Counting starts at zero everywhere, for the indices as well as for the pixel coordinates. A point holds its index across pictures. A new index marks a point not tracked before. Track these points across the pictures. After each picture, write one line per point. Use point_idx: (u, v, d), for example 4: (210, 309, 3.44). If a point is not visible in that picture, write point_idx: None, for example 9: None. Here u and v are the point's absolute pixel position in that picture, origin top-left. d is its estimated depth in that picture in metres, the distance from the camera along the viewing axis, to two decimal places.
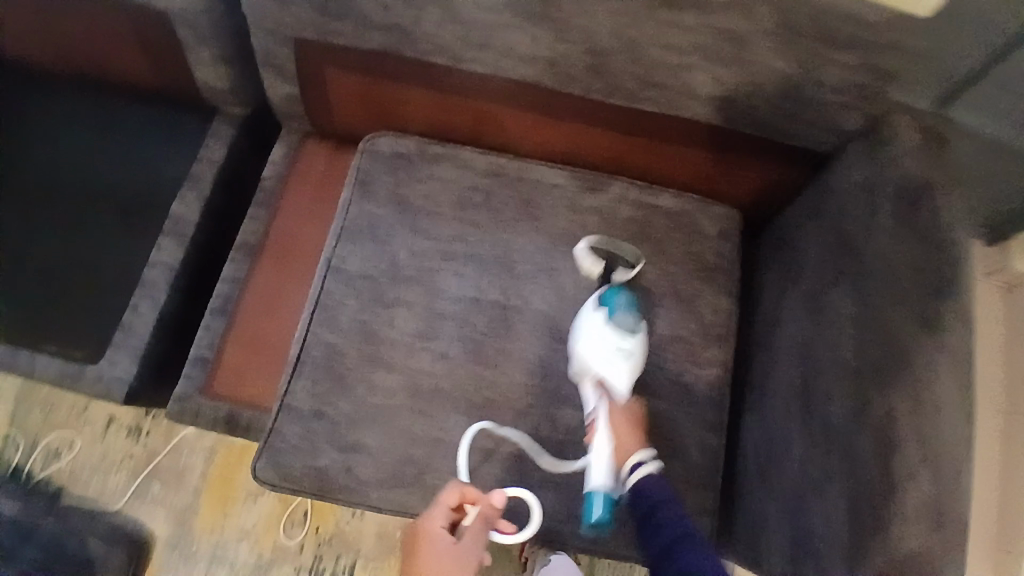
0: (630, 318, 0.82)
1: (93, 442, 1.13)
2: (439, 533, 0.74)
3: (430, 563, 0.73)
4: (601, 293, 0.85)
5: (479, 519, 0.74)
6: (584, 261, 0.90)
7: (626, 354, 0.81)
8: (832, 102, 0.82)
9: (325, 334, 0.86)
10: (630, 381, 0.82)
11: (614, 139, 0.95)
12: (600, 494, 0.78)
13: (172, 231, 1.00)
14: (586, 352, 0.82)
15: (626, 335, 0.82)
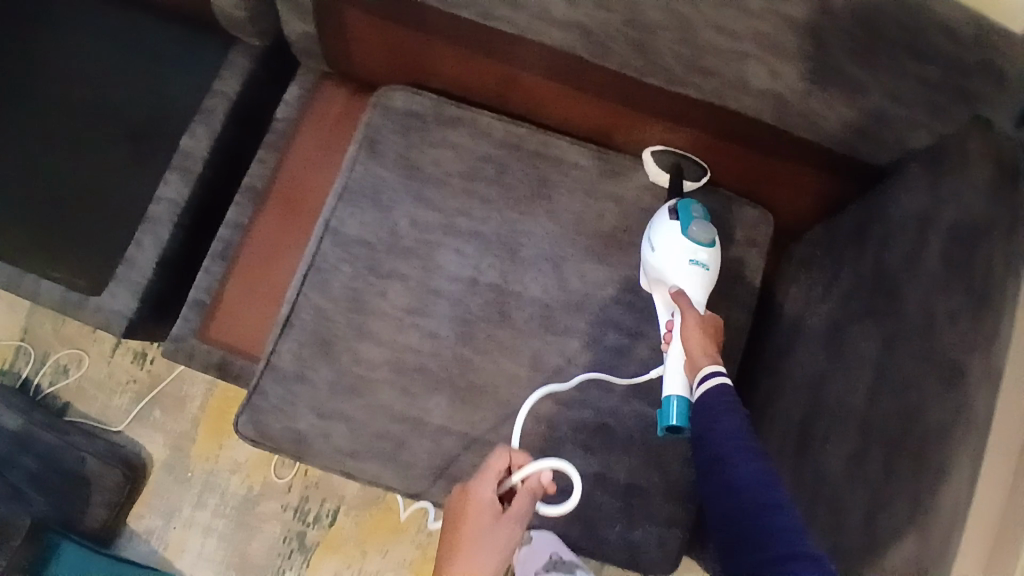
0: (705, 228, 0.81)
1: (101, 361, 1.15)
2: (484, 499, 0.71)
3: (474, 529, 0.69)
4: (677, 203, 0.83)
5: (526, 489, 0.71)
6: (653, 170, 0.86)
7: (700, 265, 0.79)
8: (897, 114, 0.71)
9: (316, 297, 0.84)
10: (704, 293, 0.80)
11: (646, 123, 0.85)
12: (674, 401, 0.78)
13: (179, 166, 0.97)
14: (660, 263, 0.81)
15: (701, 244, 0.80)
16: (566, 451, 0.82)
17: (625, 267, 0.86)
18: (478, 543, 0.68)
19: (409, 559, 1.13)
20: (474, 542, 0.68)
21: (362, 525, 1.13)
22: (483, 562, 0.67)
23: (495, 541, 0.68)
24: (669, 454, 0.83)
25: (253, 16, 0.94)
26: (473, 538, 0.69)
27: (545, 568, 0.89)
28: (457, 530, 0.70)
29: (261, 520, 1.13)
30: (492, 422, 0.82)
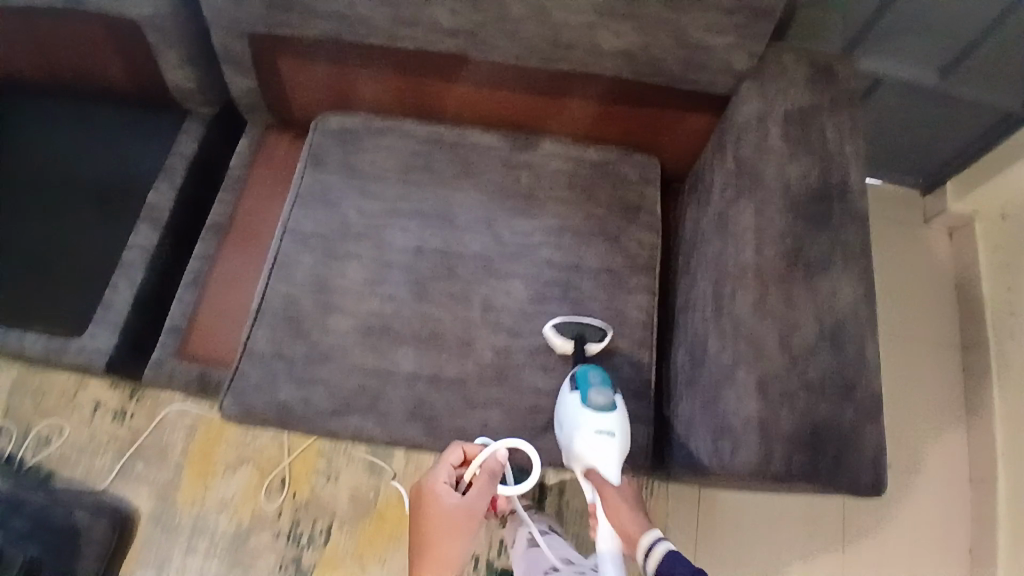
0: (603, 394, 0.84)
1: (81, 425, 1.19)
2: (443, 489, 0.81)
3: (439, 515, 0.80)
4: (576, 372, 0.88)
5: (487, 472, 0.82)
6: (555, 340, 0.91)
7: (608, 433, 0.82)
8: (718, 45, 0.90)
9: (283, 287, 0.95)
10: (619, 463, 0.82)
11: (539, 105, 1.03)
12: None
13: (148, 216, 1.10)
14: (569, 439, 0.84)
15: (605, 411, 0.83)
16: (528, 373, 0.92)
17: (547, 216, 1.00)
18: (446, 528, 0.80)
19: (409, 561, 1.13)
20: (442, 529, 0.80)
21: (358, 537, 1.14)
22: (450, 543, 0.80)
23: (461, 520, 0.81)
24: (616, 360, 0.94)
25: (200, 86, 1.11)
26: (437, 525, 0.80)
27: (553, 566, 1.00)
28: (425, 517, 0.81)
29: (254, 554, 1.12)
30: (456, 361, 0.92)
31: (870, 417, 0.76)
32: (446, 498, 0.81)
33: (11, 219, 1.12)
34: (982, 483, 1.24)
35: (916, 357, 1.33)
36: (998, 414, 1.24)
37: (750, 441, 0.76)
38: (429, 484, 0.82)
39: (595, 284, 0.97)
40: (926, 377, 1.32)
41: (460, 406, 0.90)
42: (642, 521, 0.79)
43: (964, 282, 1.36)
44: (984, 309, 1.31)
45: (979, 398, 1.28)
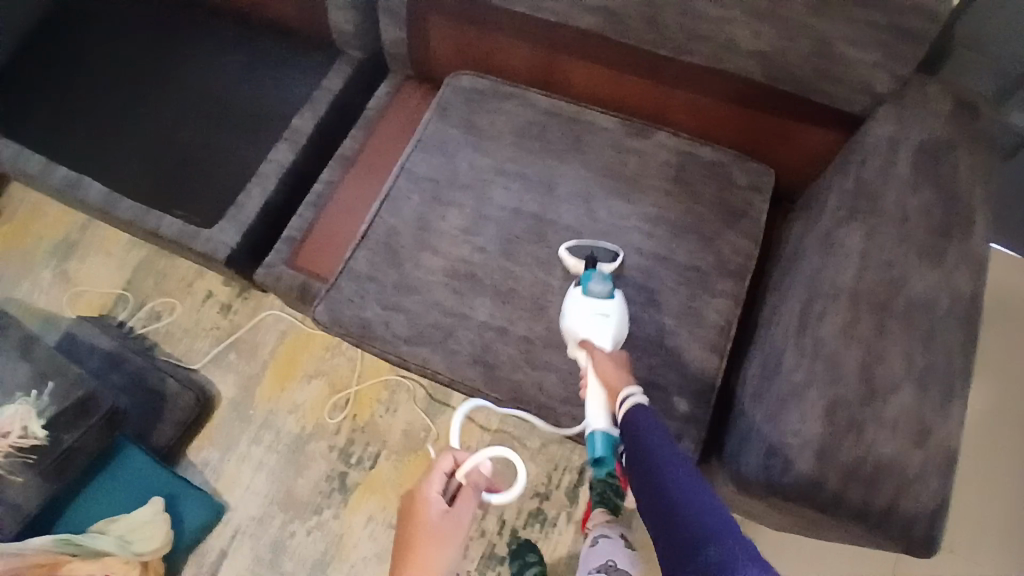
0: (603, 285, 0.89)
1: (191, 310, 1.34)
2: (434, 497, 0.81)
3: (427, 528, 0.79)
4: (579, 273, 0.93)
5: (472, 483, 0.82)
6: (567, 261, 0.96)
7: (604, 315, 0.87)
8: (860, 61, 0.87)
9: (389, 219, 1.02)
10: (613, 339, 0.87)
11: (667, 94, 1.04)
12: (599, 434, 0.80)
13: (289, 138, 1.21)
14: (569, 323, 0.89)
15: (605, 300, 0.88)
16: None
17: (646, 203, 1.01)
18: (428, 541, 0.78)
19: None
20: (426, 539, 0.78)
21: (401, 470, 1.21)
22: (433, 556, 0.77)
23: (448, 533, 0.79)
24: (683, 356, 0.93)
25: (359, 30, 1.21)
26: (419, 540, 0.78)
27: None
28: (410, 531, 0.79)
29: (309, 458, 1.22)
30: (527, 320, 0.95)
31: (942, 471, 0.70)
32: (434, 507, 0.80)
33: (176, 119, 1.28)
34: None
35: (1009, 437, 1.22)
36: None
37: (802, 460, 0.73)
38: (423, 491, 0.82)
39: (679, 279, 0.96)
40: (1016, 459, 1.21)
41: (520, 363, 0.93)
42: (626, 378, 0.81)
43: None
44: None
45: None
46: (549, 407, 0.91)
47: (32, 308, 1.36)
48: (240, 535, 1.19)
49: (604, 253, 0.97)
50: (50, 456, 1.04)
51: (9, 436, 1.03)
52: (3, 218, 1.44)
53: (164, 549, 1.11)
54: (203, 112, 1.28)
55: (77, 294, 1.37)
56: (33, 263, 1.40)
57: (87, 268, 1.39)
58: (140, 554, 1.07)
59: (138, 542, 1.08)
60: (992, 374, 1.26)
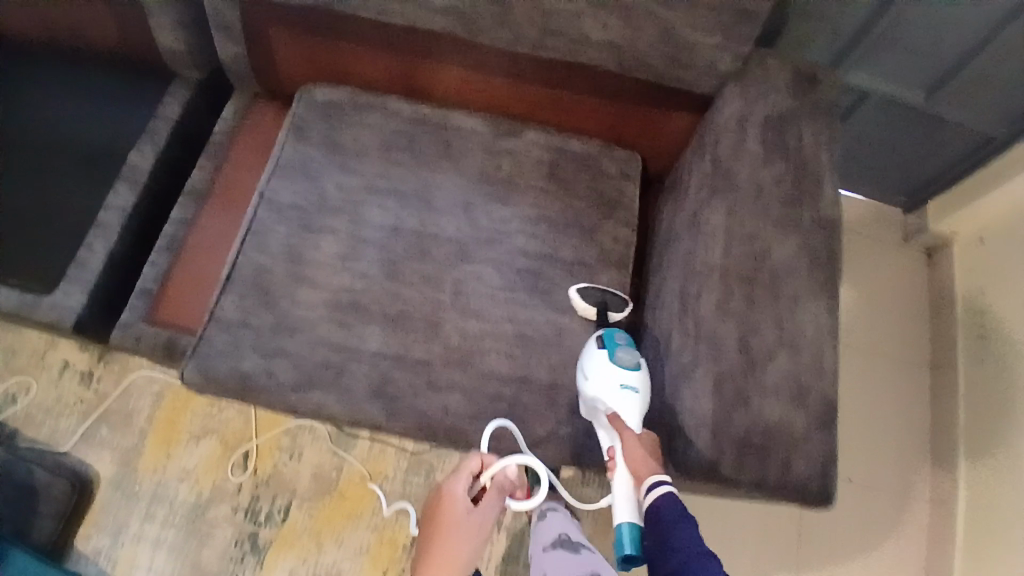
0: (631, 354, 0.83)
1: (48, 386, 1.18)
2: (459, 495, 0.84)
3: (452, 520, 0.83)
4: (601, 331, 0.87)
5: (496, 486, 0.84)
6: (578, 304, 0.93)
7: (632, 390, 0.81)
8: (704, 43, 0.90)
9: (254, 256, 0.94)
10: (642, 415, 0.81)
11: (528, 91, 1.03)
12: (625, 530, 0.77)
13: (127, 177, 1.08)
14: (594, 393, 0.83)
15: (633, 371, 0.82)
16: (493, 358, 0.91)
17: (525, 204, 1.00)
18: (454, 534, 0.82)
19: (366, 544, 1.13)
20: (451, 531, 0.82)
21: (317, 517, 1.14)
22: (456, 548, 0.82)
23: (473, 527, 0.83)
24: (581, 351, 0.93)
25: (190, 50, 1.08)
26: (443, 530, 0.83)
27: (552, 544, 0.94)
28: (440, 523, 0.83)
29: (212, 524, 1.12)
30: (422, 342, 0.91)
31: (823, 426, 0.76)
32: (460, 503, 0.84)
33: None
34: (943, 504, 1.23)
35: (887, 369, 1.32)
36: (963, 437, 1.23)
37: (702, 438, 0.76)
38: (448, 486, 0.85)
39: (567, 275, 0.96)
40: (894, 392, 1.31)
41: (421, 388, 0.89)
42: (655, 464, 0.78)
43: (939, 307, 1.34)
44: (958, 332, 1.28)
45: (947, 419, 1.26)
46: (458, 428, 0.88)
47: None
48: None
49: (615, 297, 0.94)
50: None
51: None
52: None
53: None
54: (24, 163, 1.12)
55: None
56: None
57: None
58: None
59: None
60: (865, 314, 1.35)
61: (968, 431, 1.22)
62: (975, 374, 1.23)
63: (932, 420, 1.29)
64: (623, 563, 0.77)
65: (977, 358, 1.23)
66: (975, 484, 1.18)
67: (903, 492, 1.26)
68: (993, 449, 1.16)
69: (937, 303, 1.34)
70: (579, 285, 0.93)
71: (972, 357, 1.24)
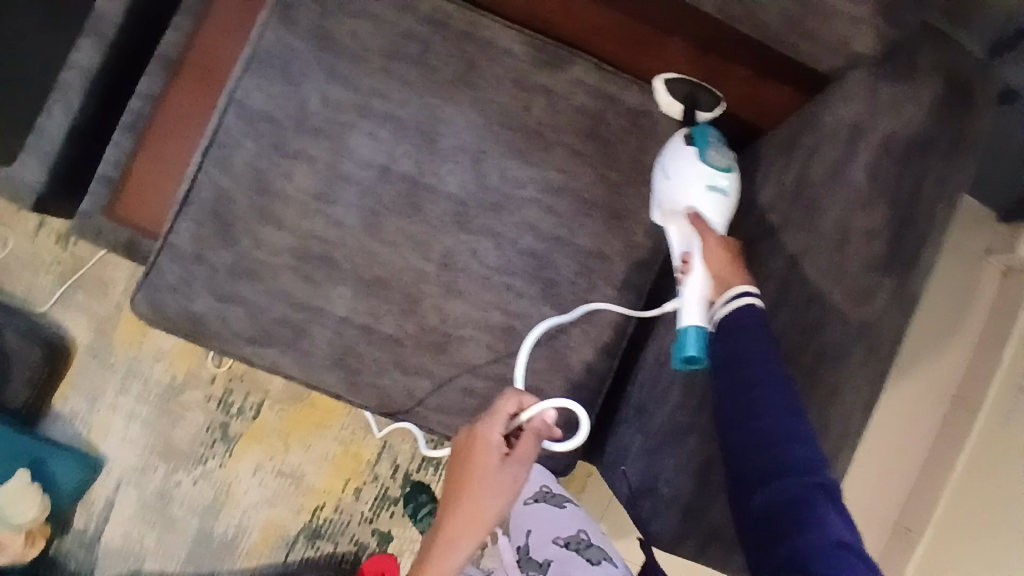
0: (724, 156, 0.73)
1: (24, 239, 1.12)
2: (495, 440, 0.63)
3: (484, 473, 0.62)
4: (690, 129, 0.77)
5: (531, 432, 0.65)
6: (662, 98, 0.80)
7: (719, 191, 0.72)
8: (843, 14, 0.64)
9: (216, 175, 0.79)
10: (724, 219, 0.73)
11: (587, 11, 0.79)
12: (692, 331, 0.69)
13: (91, 30, 0.90)
14: (673, 190, 0.74)
15: (722, 171, 0.73)
16: (472, 349, 0.81)
17: (550, 166, 0.81)
18: (486, 491, 0.61)
19: (332, 453, 1.14)
20: (482, 484, 0.61)
21: (288, 419, 1.14)
22: (489, 507, 0.61)
23: (504, 486, 0.62)
24: (571, 359, 0.81)
25: None
26: (475, 486, 0.61)
27: (533, 498, 0.83)
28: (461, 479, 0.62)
29: (185, 409, 1.13)
30: (397, 316, 0.80)
31: None
32: (495, 452, 0.63)
33: None
34: (903, 536, 1.10)
35: (904, 394, 1.13)
36: (950, 491, 1.06)
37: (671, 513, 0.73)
38: (478, 430, 0.64)
39: (578, 267, 0.81)
40: (900, 414, 1.13)
41: (389, 368, 0.80)
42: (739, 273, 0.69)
43: (987, 341, 1.10)
44: (996, 374, 1.06)
45: (942, 466, 1.09)
46: (420, 416, 0.81)
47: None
48: (125, 484, 1.13)
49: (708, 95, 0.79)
50: None
51: None
52: None
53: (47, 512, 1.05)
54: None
55: None
56: None
57: None
58: (20, 525, 1.01)
59: (14, 514, 1.01)
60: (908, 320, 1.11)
61: (959, 487, 1.05)
62: (990, 429, 1.03)
63: (925, 449, 1.13)
64: (683, 364, 0.70)
65: (1005, 405, 1.02)
66: (941, 542, 1.03)
67: (866, 514, 1.13)
68: (973, 515, 0.99)
69: (987, 336, 1.10)
70: (666, 76, 0.79)
71: (997, 408, 1.03)
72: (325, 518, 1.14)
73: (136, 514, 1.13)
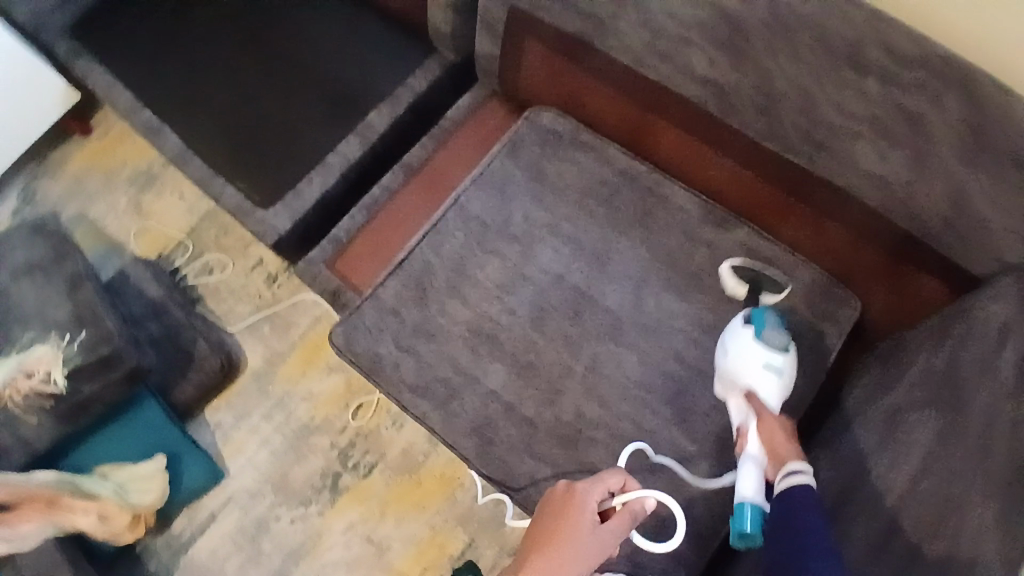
0: (780, 337, 0.83)
1: (240, 273, 1.38)
2: (590, 506, 0.72)
3: (573, 532, 0.71)
4: (748, 311, 0.86)
5: (627, 512, 0.72)
6: (729, 282, 0.91)
7: (776, 370, 0.81)
8: (993, 223, 0.72)
9: (427, 252, 0.98)
10: (779, 398, 0.82)
11: (760, 189, 0.91)
12: (749, 505, 0.74)
13: (360, 132, 1.21)
14: (734, 368, 0.82)
15: (778, 351, 0.82)
16: (598, 453, 0.86)
17: (703, 307, 0.91)
18: (574, 549, 0.69)
19: (420, 536, 1.17)
20: (570, 541, 0.70)
21: (393, 488, 1.20)
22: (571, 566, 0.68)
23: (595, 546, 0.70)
24: (692, 492, 0.84)
25: (454, 35, 1.19)
26: (563, 539, 0.70)
27: None
28: (557, 524, 0.72)
29: (310, 450, 1.24)
30: (538, 402, 0.89)
31: None
32: (588, 517, 0.71)
33: (249, 83, 1.26)
34: None
35: None
36: None
37: None
38: (578, 492, 0.74)
39: (714, 400, 0.87)
40: None
41: (518, 448, 0.87)
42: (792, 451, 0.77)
43: None
44: None
45: None
46: (534, 501, 0.86)
47: (43, 227, 1.18)
48: (233, 503, 1.22)
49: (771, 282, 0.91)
50: (61, 406, 1.05)
51: (33, 377, 1.05)
52: (97, 135, 1.52)
53: (158, 504, 1.14)
54: (280, 90, 1.25)
55: (140, 230, 1.43)
56: (113, 186, 1.47)
57: (159, 207, 1.45)
58: (134, 507, 1.10)
59: (134, 493, 1.11)
60: None
61: None
62: None
63: None
64: (739, 540, 0.74)
65: None
66: None
67: None
68: None
69: None
70: (731, 261, 0.91)
71: None
72: None
73: (232, 536, 1.21)
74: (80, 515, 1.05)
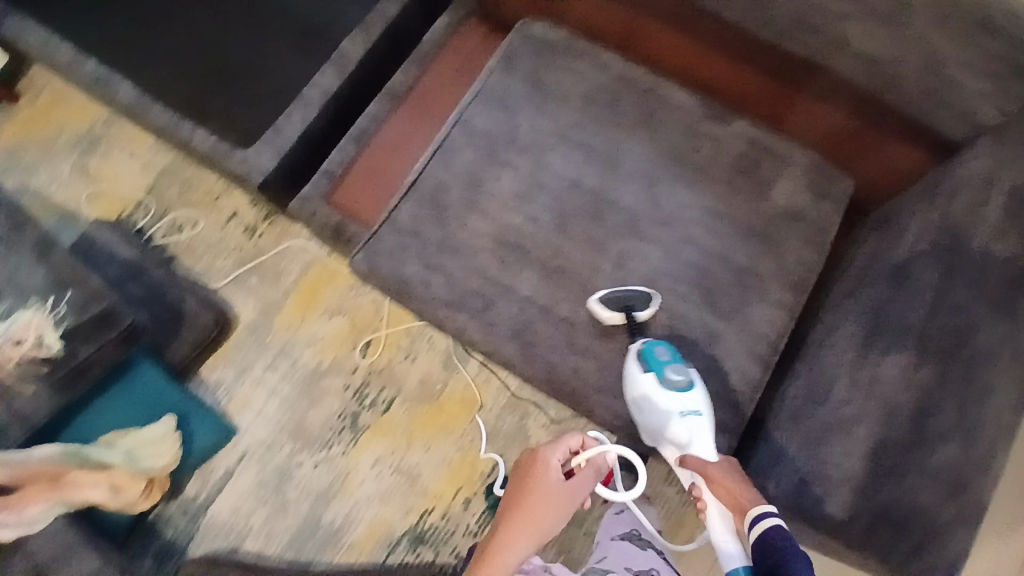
0: (681, 373, 0.84)
1: (215, 227, 1.30)
2: (554, 466, 0.81)
3: (542, 486, 0.80)
4: (641, 346, 0.87)
5: (591, 466, 0.82)
6: (602, 314, 0.90)
7: (687, 411, 0.82)
8: (968, 87, 0.80)
9: (438, 171, 0.97)
10: (708, 438, 0.82)
11: (752, 82, 1.00)
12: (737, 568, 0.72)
13: (336, 61, 1.15)
14: (648, 420, 0.84)
15: (684, 390, 0.83)
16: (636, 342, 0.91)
17: (713, 197, 0.96)
18: (546, 498, 0.79)
19: (449, 458, 1.19)
20: (541, 495, 0.79)
21: (416, 419, 1.21)
22: (542, 515, 0.78)
23: (562, 498, 0.79)
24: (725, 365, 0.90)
25: None
26: (534, 496, 0.79)
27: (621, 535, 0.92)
28: (526, 485, 0.81)
29: (322, 393, 1.22)
30: (572, 301, 0.92)
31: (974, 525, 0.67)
32: (553, 473, 0.80)
33: (212, 28, 1.21)
34: None
35: None
36: None
37: (840, 495, 0.76)
38: (543, 454, 0.82)
39: (734, 280, 0.93)
40: None
41: (560, 347, 0.91)
42: (752, 493, 0.75)
43: None
44: None
45: None
46: (581, 393, 0.90)
47: None
48: (248, 457, 1.19)
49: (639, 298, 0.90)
50: (59, 370, 0.99)
51: (23, 344, 0.99)
52: (24, 101, 1.37)
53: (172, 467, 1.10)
54: (246, 30, 1.21)
55: (92, 194, 1.32)
56: (51, 151, 1.34)
57: (109, 166, 1.33)
58: (148, 471, 1.07)
59: (145, 459, 1.07)
60: None
61: None
62: None
63: None
64: None
65: None
66: None
67: None
68: None
69: None
70: (597, 295, 0.90)
71: None
72: (432, 524, 1.16)
73: (252, 490, 1.18)
74: (90, 487, 1.01)
